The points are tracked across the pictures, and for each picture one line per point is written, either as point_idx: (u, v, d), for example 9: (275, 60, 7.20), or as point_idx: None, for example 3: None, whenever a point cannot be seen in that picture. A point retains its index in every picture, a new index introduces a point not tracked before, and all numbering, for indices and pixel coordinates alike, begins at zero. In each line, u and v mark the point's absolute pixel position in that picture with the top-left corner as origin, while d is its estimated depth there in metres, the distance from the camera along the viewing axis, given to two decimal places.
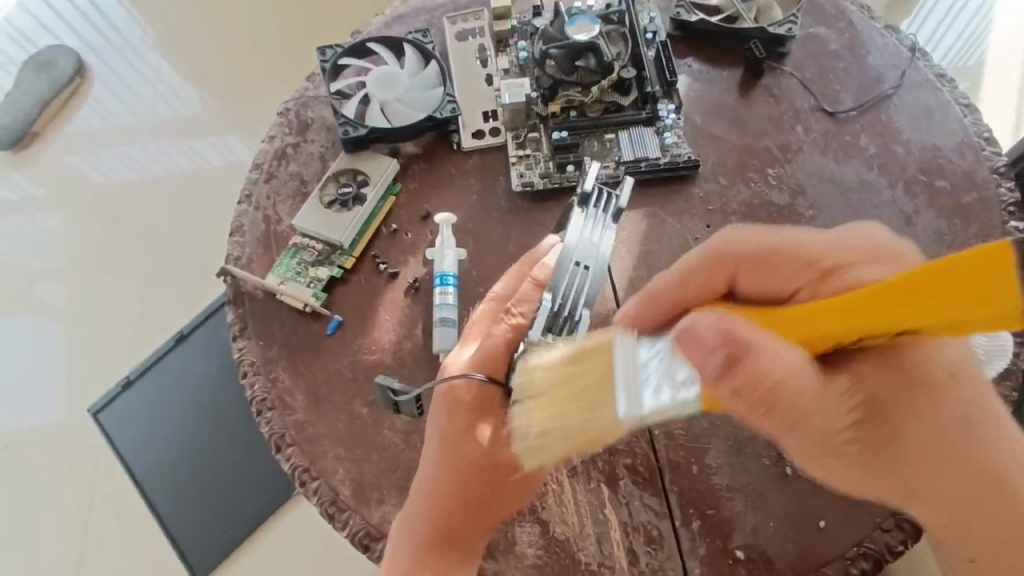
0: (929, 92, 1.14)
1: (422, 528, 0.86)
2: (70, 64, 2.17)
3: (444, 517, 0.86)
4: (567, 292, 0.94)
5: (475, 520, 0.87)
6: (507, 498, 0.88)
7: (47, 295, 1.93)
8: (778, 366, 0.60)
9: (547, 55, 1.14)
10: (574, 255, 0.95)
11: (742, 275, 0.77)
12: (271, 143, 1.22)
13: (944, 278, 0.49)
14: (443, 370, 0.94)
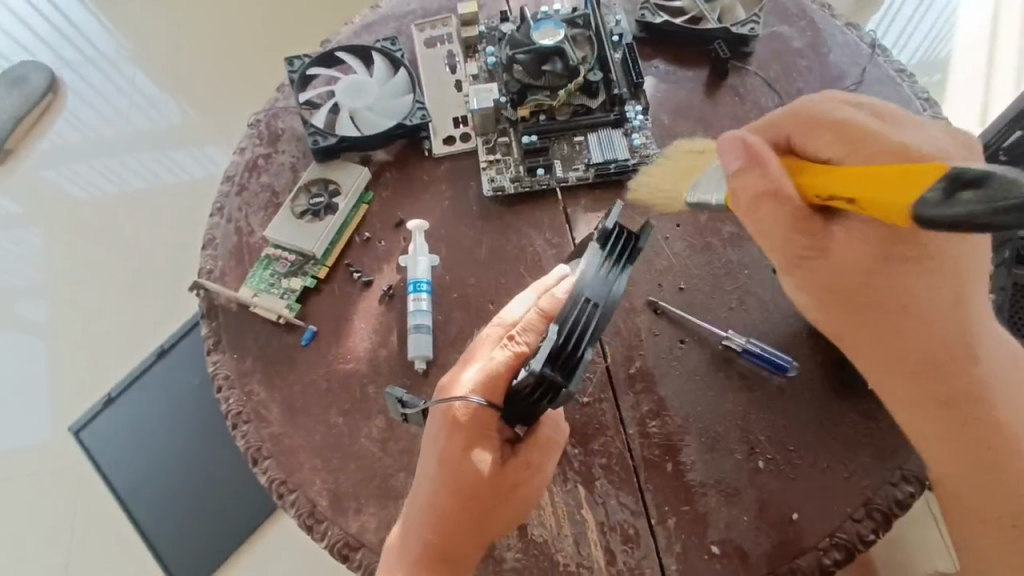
0: (890, 87, 1.16)
1: (419, 552, 0.83)
2: (42, 78, 2.15)
3: (441, 541, 0.83)
4: (578, 327, 0.77)
5: (472, 543, 0.84)
6: (503, 521, 0.85)
7: (24, 314, 1.91)
8: (777, 183, 0.76)
9: (514, 60, 1.15)
10: (585, 289, 0.79)
11: (802, 136, 0.77)
12: (242, 155, 1.21)
13: (898, 177, 0.63)
14: (439, 389, 0.87)
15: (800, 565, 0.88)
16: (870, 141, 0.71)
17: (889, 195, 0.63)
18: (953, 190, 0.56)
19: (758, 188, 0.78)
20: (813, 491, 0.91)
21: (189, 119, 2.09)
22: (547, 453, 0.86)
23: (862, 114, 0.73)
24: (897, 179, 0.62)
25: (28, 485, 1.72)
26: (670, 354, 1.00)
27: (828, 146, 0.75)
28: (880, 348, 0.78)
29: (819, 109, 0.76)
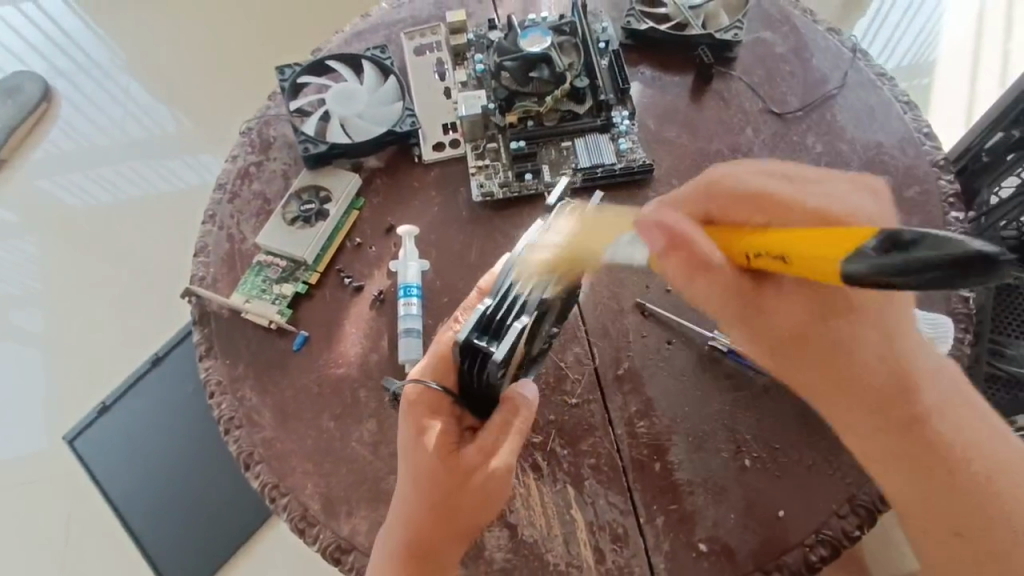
0: (871, 91, 1.18)
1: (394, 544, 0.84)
2: (35, 88, 2.15)
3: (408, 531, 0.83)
4: (511, 297, 0.80)
5: (439, 535, 0.83)
6: (467, 511, 0.83)
7: (18, 323, 1.91)
8: (709, 254, 0.71)
9: (502, 67, 1.17)
10: (521, 266, 0.83)
11: (722, 207, 0.74)
12: (234, 162, 1.22)
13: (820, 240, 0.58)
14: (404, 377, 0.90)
15: (786, 562, 0.89)
16: (788, 205, 0.69)
17: (821, 261, 0.56)
18: (885, 245, 0.50)
19: (694, 265, 0.72)
20: (798, 488, 0.92)
21: (183, 127, 2.10)
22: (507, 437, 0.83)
23: (784, 170, 0.72)
24: (833, 240, 0.56)
25: (22, 495, 1.72)
26: (657, 354, 1.01)
27: (748, 211, 0.72)
28: (813, 379, 0.74)
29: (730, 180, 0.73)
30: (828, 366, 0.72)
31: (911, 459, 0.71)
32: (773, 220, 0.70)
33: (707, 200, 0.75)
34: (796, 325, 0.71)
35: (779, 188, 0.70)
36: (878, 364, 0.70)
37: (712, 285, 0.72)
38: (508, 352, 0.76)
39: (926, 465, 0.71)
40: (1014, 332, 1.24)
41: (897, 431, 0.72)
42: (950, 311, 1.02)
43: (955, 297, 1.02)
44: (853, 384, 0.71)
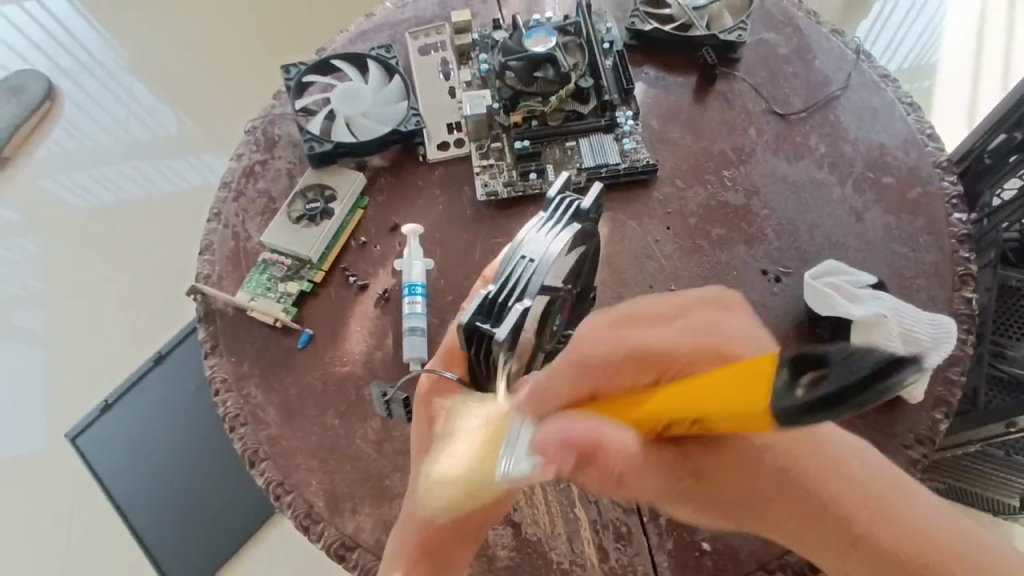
0: (874, 92, 1.19)
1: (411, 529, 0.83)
2: (39, 86, 2.16)
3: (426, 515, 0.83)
4: (509, 280, 0.82)
5: (458, 519, 0.83)
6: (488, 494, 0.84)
7: (22, 321, 1.91)
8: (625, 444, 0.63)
9: (506, 67, 1.17)
10: (521, 248, 0.85)
11: (604, 373, 0.69)
12: (239, 161, 1.23)
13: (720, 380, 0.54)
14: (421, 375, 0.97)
15: (790, 561, 0.89)
16: (665, 359, 0.65)
17: (728, 408, 0.52)
18: (813, 380, 0.43)
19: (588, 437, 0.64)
20: None
21: (186, 126, 2.11)
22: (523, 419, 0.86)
23: (650, 333, 0.68)
24: (732, 380, 0.52)
25: (24, 493, 1.72)
26: None
27: (630, 373, 0.66)
28: (748, 516, 0.71)
29: (640, 306, 0.76)
30: (767, 500, 0.69)
31: (890, 568, 0.63)
32: (660, 378, 0.65)
33: (592, 343, 0.71)
34: (732, 474, 0.69)
35: (643, 341, 0.67)
36: (813, 491, 0.67)
37: (652, 466, 0.66)
38: (511, 332, 0.79)
39: (904, 570, 0.62)
40: (1016, 333, 1.23)
41: (867, 550, 0.64)
42: (952, 312, 1.02)
43: (957, 297, 1.03)
44: (796, 507, 0.68)
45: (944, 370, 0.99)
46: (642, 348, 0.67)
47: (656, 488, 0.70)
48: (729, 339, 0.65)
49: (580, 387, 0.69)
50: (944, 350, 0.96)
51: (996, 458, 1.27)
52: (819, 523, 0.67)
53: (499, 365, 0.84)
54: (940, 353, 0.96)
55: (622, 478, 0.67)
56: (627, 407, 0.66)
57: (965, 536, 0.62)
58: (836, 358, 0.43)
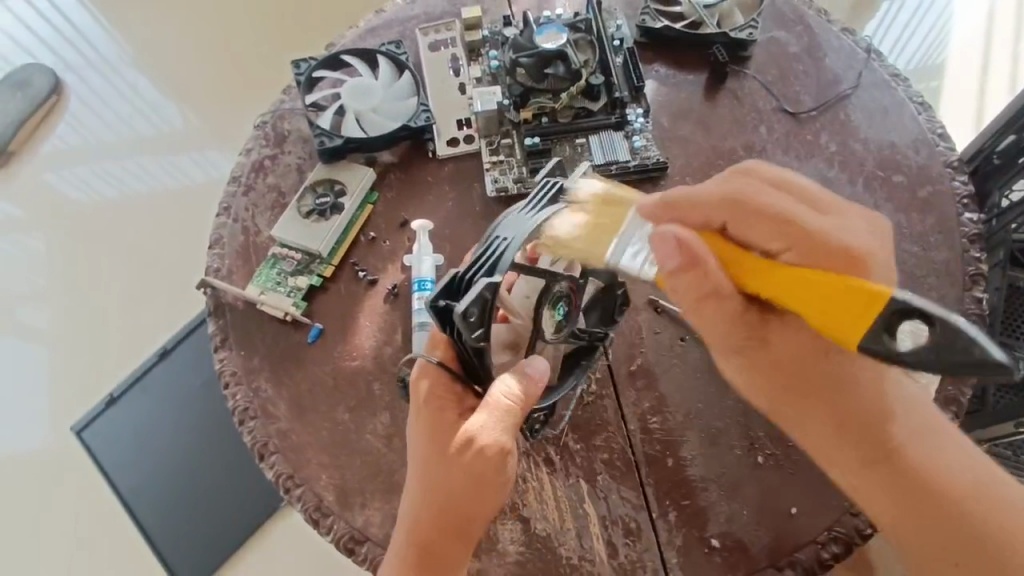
0: (885, 91, 1.19)
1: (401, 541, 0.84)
2: (46, 81, 2.17)
3: (412, 528, 0.83)
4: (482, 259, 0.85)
5: (442, 532, 0.83)
6: (472, 501, 0.83)
7: (29, 315, 1.92)
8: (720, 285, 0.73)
9: (517, 63, 1.17)
10: (498, 231, 0.89)
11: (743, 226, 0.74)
12: (248, 156, 1.23)
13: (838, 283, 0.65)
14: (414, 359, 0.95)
15: (799, 559, 0.89)
16: (816, 236, 0.70)
17: (827, 300, 0.65)
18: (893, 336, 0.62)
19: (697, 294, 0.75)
20: (810, 485, 0.93)
21: (193, 122, 2.11)
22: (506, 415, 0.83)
23: (818, 198, 0.76)
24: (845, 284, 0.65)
25: (30, 486, 1.73)
26: (670, 351, 1.02)
27: (764, 232, 0.72)
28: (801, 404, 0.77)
29: (769, 168, 0.78)
30: (827, 402, 0.76)
31: (912, 491, 0.73)
32: (784, 236, 0.71)
33: (722, 209, 0.75)
34: (796, 364, 0.76)
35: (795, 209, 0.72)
36: (861, 401, 0.75)
37: (724, 311, 0.74)
38: (476, 301, 0.78)
39: (927, 498, 0.72)
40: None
41: (886, 470, 0.74)
42: (962, 311, 1.02)
43: (968, 297, 1.03)
44: (841, 417, 0.75)
45: None
46: (769, 220, 0.72)
47: (721, 339, 0.78)
48: (838, 242, 0.70)
49: (715, 223, 0.76)
50: None
51: (1004, 457, 1.27)
52: (845, 440, 0.76)
53: (477, 347, 0.82)
54: None
55: (700, 303, 0.75)
56: (764, 271, 0.72)
57: (982, 482, 0.72)
58: (937, 339, 0.59)
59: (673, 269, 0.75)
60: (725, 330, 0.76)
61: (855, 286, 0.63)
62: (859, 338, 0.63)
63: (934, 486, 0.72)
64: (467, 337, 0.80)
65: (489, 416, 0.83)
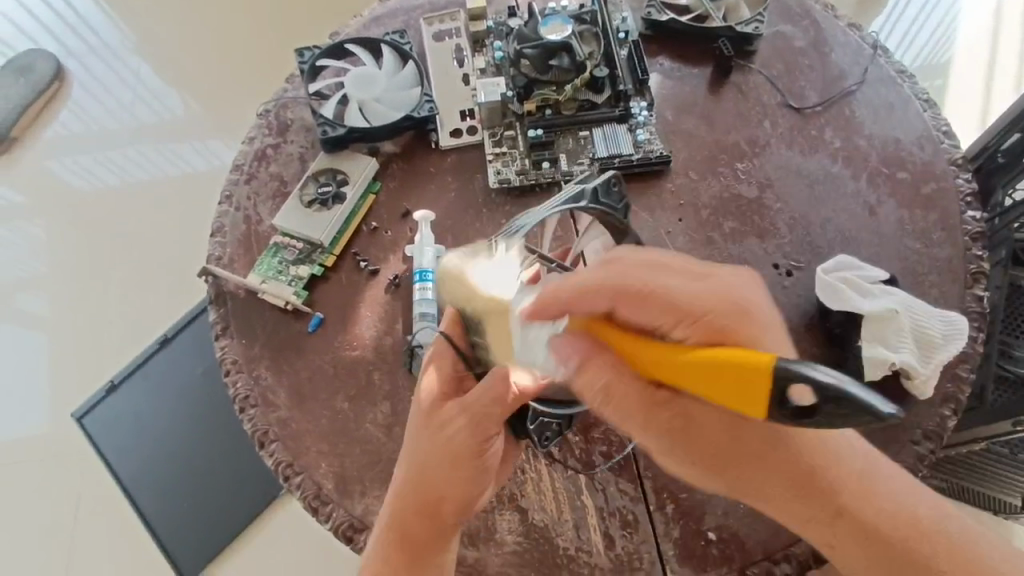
0: (890, 87, 1.18)
1: (384, 518, 0.86)
2: (49, 68, 2.16)
3: (396, 505, 0.85)
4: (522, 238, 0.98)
5: (421, 513, 0.84)
6: (451, 483, 0.83)
7: (30, 301, 1.92)
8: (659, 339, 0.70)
9: (521, 55, 1.17)
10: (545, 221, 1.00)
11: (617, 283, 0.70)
12: (251, 144, 1.23)
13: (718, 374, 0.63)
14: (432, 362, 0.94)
15: (794, 552, 0.90)
16: (688, 305, 0.68)
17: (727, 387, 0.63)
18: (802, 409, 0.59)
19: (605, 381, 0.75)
20: None
21: (196, 110, 2.11)
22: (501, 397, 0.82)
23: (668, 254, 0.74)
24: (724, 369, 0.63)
25: (30, 472, 1.74)
26: None
27: (654, 315, 0.69)
28: (750, 485, 0.72)
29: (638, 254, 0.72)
30: (772, 470, 0.70)
31: (863, 530, 0.70)
32: (683, 322, 0.68)
33: (605, 296, 0.71)
34: (723, 434, 0.71)
35: (668, 281, 0.69)
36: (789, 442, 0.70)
37: (631, 399, 0.73)
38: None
39: (882, 543, 0.69)
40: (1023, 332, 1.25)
41: (850, 522, 0.70)
42: (963, 309, 1.02)
43: (969, 295, 1.03)
44: (795, 480, 0.70)
45: (954, 367, 0.99)
46: (658, 298, 0.69)
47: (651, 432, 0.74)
48: (730, 310, 0.67)
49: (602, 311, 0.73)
50: (955, 346, 0.96)
51: (1001, 455, 1.28)
52: (811, 499, 0.70)
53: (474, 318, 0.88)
54: (950, 350, 0.96)
55: (609, 390, 0.75)
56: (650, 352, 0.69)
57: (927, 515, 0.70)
58: (828, 402, 0.57)
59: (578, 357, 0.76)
60: (648, 423, 0.73)
61: (742, 360, 0.61)
62: (767, 411, 0.61)
63: (887, 535, 0.69)
64: (458, 300, 0.86)
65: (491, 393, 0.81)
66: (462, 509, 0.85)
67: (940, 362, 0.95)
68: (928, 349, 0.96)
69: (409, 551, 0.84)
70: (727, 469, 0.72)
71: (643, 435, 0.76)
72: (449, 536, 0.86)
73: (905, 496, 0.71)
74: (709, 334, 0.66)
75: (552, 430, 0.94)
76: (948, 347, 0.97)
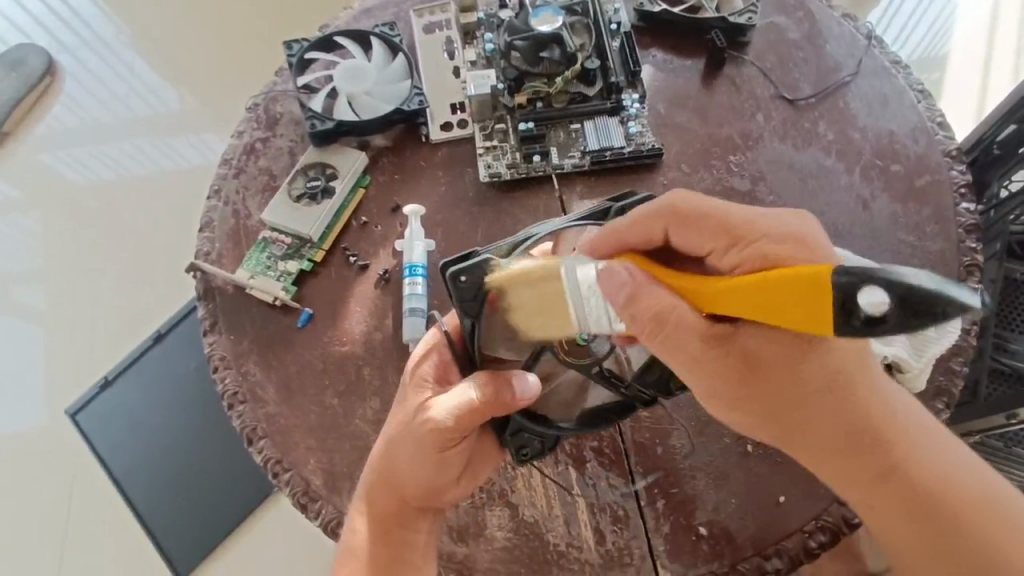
0: (885, 79, 1.17)
1: (363, 489, 0.88)
2: (40, 61, 2.14)
3: (366, 481, 0.88)
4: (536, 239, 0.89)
5: (387, 492, 0.86)
6: (417, 471, 0.85)
7: (23, 297, 1.91)
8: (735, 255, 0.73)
9: (512, 46, 1.15)
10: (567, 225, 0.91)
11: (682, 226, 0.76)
12: (240, 138, 1.22)
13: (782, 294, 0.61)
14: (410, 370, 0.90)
15: (785, 547, 0.89)
16: (741, 231, 0.73)
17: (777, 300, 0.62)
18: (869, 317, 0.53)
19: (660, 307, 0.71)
20: (798, 475, 0.92)
21: (188, 104, 2.09)
22: (469, 403, 0.83)
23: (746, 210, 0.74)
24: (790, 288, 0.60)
25: (24, 468, 1.73)
26: None
27: (701, 239, 0.75)
28: (810, 434, 0.72)
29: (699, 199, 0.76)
30: (827, 420, 0.71)
31: (907, 493, 0.69)
32: (732, 246, 0.73)
33: (662, 219, 0.77)
34: (782, 381, 0.71)
35: (733, 211, 0.74)
36: (857, 399, 0.71)
37: (687, 333, 0.70)
38: (473, 270, 0.81)
39: (929, 513, 0.68)
40: (1018, 326, 1.24)
41: (900, 481, 0.70)
42: None
43: (962, 288, 1.02)
44: (863, 443, 0.70)
45: (946, 360, 0.99)
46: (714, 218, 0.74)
47: (716, 376, 0.73)
48: (779, 236, 0.71)
49: (658, 239, 0.78)
50: (947, 341, 0.95)
51: (994, 449, 1.27)
52: (871, 458, 0.70)
53: (470, 324, 0.84)
54: (942, 345, 0.95)
55: (659, 323, 0.71)
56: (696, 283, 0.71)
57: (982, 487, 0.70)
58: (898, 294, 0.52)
59: (629, 282, 0.71)
60: (706, 365, 0.72)
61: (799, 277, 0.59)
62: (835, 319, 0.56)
63: (944, 509, 0.68)
64: (456, 304, 0.82)
65: (461, 401, 0.83)
66: (427, 496, 0.86)
67: (932, 357, 0.94)
68: (921, 345, 0.94)
69: (372, 527, 0.85)
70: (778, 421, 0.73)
71: (701, 375, 0.73)
72: (414, 520, 0.87)
73: (962, 470, 0.70)
74: (761, 256, 0.69)
75: (532, 449, 0.91)
76: (941, 342, 0.95)
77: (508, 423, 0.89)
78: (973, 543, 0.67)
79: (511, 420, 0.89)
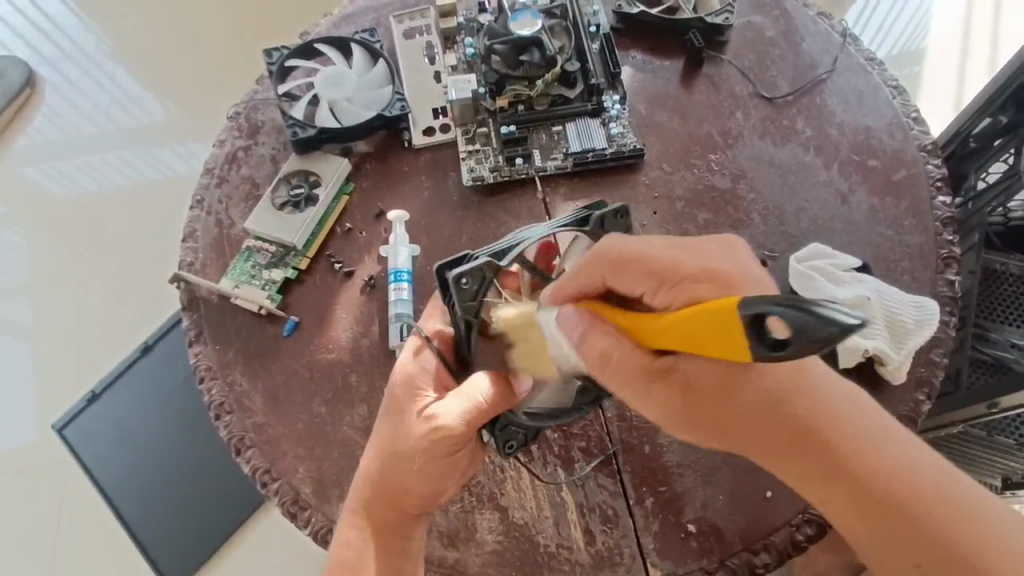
0: (860, 75, 1.19)
1: (354, 499, 0.87)
2: (19, 73, 2.12)
3: (359, 496, 0.87)
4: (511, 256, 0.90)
5: (386, 504, 0.86)
6: (419, 480, 0.85)
7: (8, 312, 1.89)
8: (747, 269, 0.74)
9: (492, 51, 1.16)
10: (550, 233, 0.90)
11: (614, 273, 0.75)
12: (221, 147, 1.21)
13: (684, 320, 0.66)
14: (396, 369, 0.90)
15: (773, 541, 0.90)
16: (668, 271, 0.72)
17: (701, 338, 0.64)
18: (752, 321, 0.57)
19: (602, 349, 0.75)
20: None
21: (170, 114, 2.07)
22: (476, 406, 0.84)
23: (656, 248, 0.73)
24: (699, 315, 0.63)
25: (13, 487, 1.71)
26: None
27: (637, 283, 0.73)
28: (755, 444, 0.72)
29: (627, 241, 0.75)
30: (762, 424, 0.71)
31: (862, 510, 0.67)
32: (660, 288, 0.72)
33: (596, 271, 0.76)
34: (721, 392, 0.71)
35: (650, 255, 0.72)
36: (814, 421, 0.69)
37: (630, 369, 0.74)
38: (473, 273, 0.84)
39: (875, 507, 0.66)
40: (998, 317, 1.26)
41: (844, 477, 0.68)
42: (936, 294, 1.03)
43: (941, 280, 1.04)
44: (814, 462, 0.69)
45: (926, 352, 1.00)
46: (640, 263, 0.73)
47: (656, 403, 0.74)
48: (698, 273, 0.71)
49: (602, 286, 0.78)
50: (926, 331, 0.97)
51: (978, 438, 1.29)
52: (837, 485, 0.69)
53: (467, 324, 0.87)
54: (920, 337, 0.97)
55: (603, 362, 0.76)
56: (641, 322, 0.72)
57: (999, 517, 0.64)
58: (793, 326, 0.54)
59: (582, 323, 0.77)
60: (647, 396, 0.74)
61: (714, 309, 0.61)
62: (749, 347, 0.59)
63: (902, 502, 0.65)
64: (456, 304, 0.85)
65: (466, 407, 0.84)
66: (428, 501, 0.87)
67: (912, 348, 0.97)
68: (900, 336, 0.97)
69: (358, 535, 0.86)
70: (716, 428, 0.73)
71: (642, 407, 0.76)
72: (408, 529, 0.87)
73: (910, 457, 0.67)
74: (691, 297, 0.69)
75: (518, 440, 0.92)
76: (919, 333, 0.97)
77: (497, 419, 0.90)
78: (929, 538, 0.64)
79: (499, 416, 0.90)
